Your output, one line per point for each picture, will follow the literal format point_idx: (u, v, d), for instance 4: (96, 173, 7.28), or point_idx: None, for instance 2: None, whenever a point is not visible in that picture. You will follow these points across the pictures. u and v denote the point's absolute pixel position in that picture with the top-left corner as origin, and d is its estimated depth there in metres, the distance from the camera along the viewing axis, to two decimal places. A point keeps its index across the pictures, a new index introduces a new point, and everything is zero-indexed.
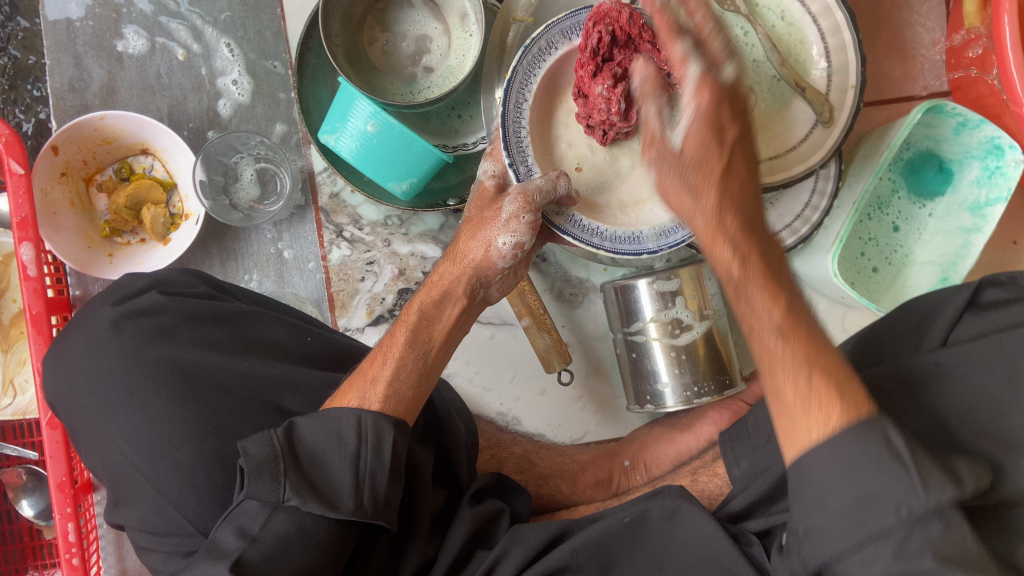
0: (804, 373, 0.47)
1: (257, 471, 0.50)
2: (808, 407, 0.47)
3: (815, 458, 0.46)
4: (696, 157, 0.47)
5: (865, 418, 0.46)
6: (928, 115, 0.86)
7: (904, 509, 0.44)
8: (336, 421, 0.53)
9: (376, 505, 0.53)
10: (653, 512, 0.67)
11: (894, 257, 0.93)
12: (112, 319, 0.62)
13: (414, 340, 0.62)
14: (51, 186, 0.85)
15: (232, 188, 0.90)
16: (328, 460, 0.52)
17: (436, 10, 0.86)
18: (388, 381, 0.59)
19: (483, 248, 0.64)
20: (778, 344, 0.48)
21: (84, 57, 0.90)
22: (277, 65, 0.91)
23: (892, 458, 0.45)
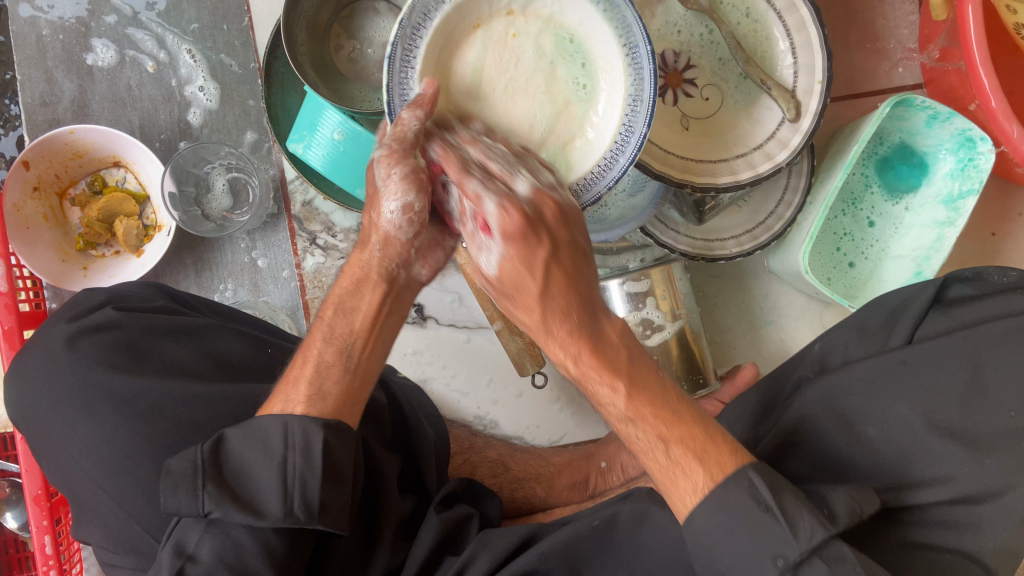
0: (660, 447, 0.51)
1: (175, 485, 0.51)
2: (678, 475, 0.51)
3: (697, 524, 0.51)
4: (515, 280, 0.51)
5: (732, 472, 0.51)
6: (899, 109, 0.85)
7: (779, 560, 0.49)
8: (261, 431, 0.53)
9: (309, 512, 0.53)
10: (621, 515, 0.67)
11: (871, 251, 0.92)
12: (69, 337, 0.62)
13: (334, 338, 0.59)
14: (23, 201, 0.85)
15: (205, 199, 0.90)
16: (255, 470, 0.53)
17: (401, 16, 0.86)
18: (309, 381, 0.57)
19: (379, 225, 0.56)
20: (624, 413, 0.52)
21: (55, 72, 0.91)
22: (246, 74, 0.91)
23: (765, 513, 0.49)
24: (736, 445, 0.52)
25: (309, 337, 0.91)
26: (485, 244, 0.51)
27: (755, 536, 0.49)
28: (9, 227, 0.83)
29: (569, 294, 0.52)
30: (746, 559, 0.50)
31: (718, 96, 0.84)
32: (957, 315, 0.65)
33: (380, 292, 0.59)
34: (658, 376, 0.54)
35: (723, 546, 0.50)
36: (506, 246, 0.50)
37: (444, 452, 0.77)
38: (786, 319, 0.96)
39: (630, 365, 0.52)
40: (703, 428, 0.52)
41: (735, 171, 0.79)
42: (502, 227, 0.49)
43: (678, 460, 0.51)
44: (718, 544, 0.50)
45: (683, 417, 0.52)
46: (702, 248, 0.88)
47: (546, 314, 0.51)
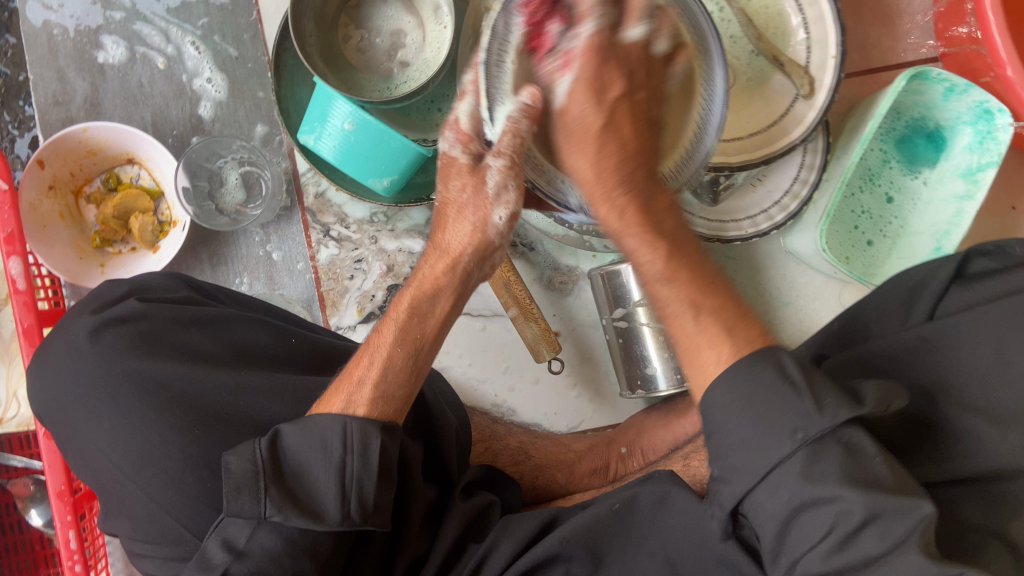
0: (691, 313, 0.53)
1: (235, 489, 0.51)
2: (716, 345, 0.52)
3: (718, 397, 0.50)
4: (585, 104, 0.55)
5: (760, 350, 0.51)
6: (915, 83, 0.84)
7: (799, 434, 0.46)
8: (319, 431, 0.53)
9: (365, 512, 0.53)
10: (641, 498, 0.66)
11: (889, 229, 0.91)
12: (92, 329, 0.63)
13: (405, 336, 0.60)
14: (39, 200, 0.86)
15: (219, 193, 0.90)
16: (312, 471, 0.52)
17: (408, 3, 0.85)
18: (374, 383, 0.58)
19: (475, 230, 0.61)
20: (664, 293, 0.55)
21: (67, 71, 0.91)
22: (256, 68, 0.91)
23: (787, 385, 0.48)
24: (768, 334, 0.53)
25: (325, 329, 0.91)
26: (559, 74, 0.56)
27: (771, 411, 0.47)
28: (26, 225, 0.83)
29: (612, 136, 0.56)
30: (756, 443, 0.47)
31: (731, 75, 0.82)
32: (976, 288, 0.65)
33: (452, 293, 0.63)
34: (694, 254, 0.57)
35: (740, 421, 0.48)
36: (585, 62, 0.55)
37: (468, 441, 0.77)
38: (804, 300, 0.95)
39: (671, 234, 0.57)
40: (732, 302, 0.54)
41: (750, 149, 0.79)
42: (514, 125, 0.54)
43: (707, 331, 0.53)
44: (730, 427, 0.49)
45: (716, 293, 0.54)
46: (717, 230, 0.87)
47: (609, 181, 0.56)
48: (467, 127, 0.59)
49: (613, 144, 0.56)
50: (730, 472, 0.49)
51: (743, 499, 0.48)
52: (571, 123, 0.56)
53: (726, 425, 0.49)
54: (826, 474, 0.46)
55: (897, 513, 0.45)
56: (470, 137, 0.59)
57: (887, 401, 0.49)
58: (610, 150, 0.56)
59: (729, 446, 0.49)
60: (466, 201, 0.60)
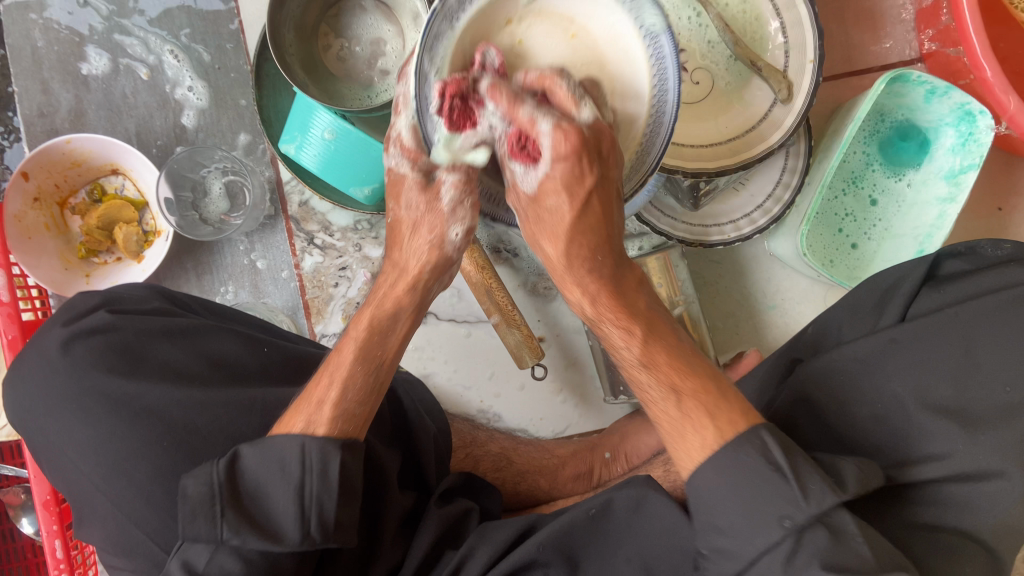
0: (672, 400, 0.57)
1: (192, 513, 0.51)
2: (691, 431, 0.55)
3: (709, 488, 0.52)
4: (568, 180, 0.54)
5: (743, 431, 0.53)
6: (896, 86, 0.84)
7: (786, 521, 0.49)
8: (276, 454, 0.54)
9: (325, 532, 0.53)
10: (616, 503, 0.67)
11: (874, 232, 0.91)
12: (63, 341, 0.63)
13: (365, 355, 0.61)
14: (24, 211, 0.86)
15: (202, 203, 0.91)
16: (270, 492, 0.53)
17: (387, 12, 0.85)
18: (334, 401, 0.58)
19: (434, 242, 0.61)
20: (643, 379, 0.59)
21: (51, 83, 0.92)
22: (239, 78, 0.92)
23: (772, 470, 0.50)
24: (747, 408, 0.56)
25: (310, 337, 0.92)
26: (533, 167, 0.55)
27: (759, 496, 0.50)
28: (10, 236, 0.84)
29: (582, 225, 0.56)
30: (743, 532, 0.50)
31: (709, 79, 0.81)
32: (950, 291, 0.65)
33: (411, 312, 0.64)
34: (673, 333, 0.61)
35: (726, 503, 0.51)
36: (557, 163, 0.54)
37: (446, 447, 0.77)
38: (789, 303, 0.95)
39: (646, 314, 0.61)
40: (713, 383, 0.57)
41: (729, 154, 0.79)
42: (555, 148, 0.53)
43: (687, 415, 0.56)
44: (721, 512, 0.51)
45: (696, 375, 0.58)
46: (699, 235, 0.87)
47: (577, 265, 0.59)
48: (410, 143, 0.59)
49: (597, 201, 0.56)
50: (717, 551, 0.51)
51: (742, 571, 0.50)
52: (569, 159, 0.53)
53: (719, 508, 0.51)
54: (810, 558, 0.47)
55: (874, 570, 0.47)
56: (415, 153, 0.59)
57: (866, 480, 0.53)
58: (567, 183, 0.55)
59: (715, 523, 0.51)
60: (424, 215, 0.61)
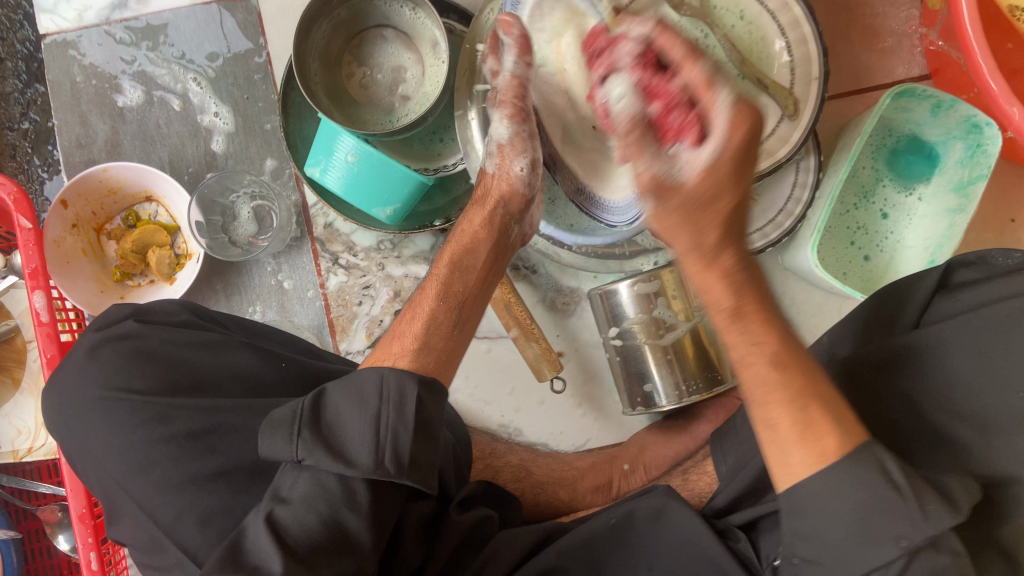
0: (796, 403, 0.52)
1: (277, 428, 0.54)
2: (804, 439, 0.51)
3: (811, 488, 0.50)
4: (707, 194, 0.51)
5: (854, 449, 0.50)
6: (902, 100, 0.87)
7: (903, 542, 0.48)
8: (361, 387, 0.55)
9: (399, 463, 0.53)
10: (637, 514, 0.69)
11: (885, 244, 0.93)
12: (92, 346, 0.65)
13: (446, 293, 0.67)
14: (63, 237, 0.90)
15: (231, 226, 0.94)
16: (349, 420, 0.53)
17: (408, 41, 0.89)
18: (416, 336, 0.64)
19: (506, 181, 0.72)
20: (773, 377, 0.52)
21: (89, 115, 0.97)
22: (266, 106, 0.95)
23: (893, 488, 0.48)
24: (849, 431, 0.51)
25: (335, 354, 0.95)
26: (686, 149, 0.51)
27: (879, 517, 0.48)
28: (50, 260, 0.88)
29: (697, 210, 0.52)
30: (855, 548, 0.49)
31: None
32: (960, 299, 0.66)
33: (490, 243, 0.71)
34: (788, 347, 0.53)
35: (828, 530, 0.50)
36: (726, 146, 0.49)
37: (467, 456, 0.78)
38: (804, 316, 0.96)
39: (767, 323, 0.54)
40: (809, 393, 0.52)
41: None
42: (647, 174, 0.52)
43: (807, 424, 0.51)
44: (820, 533, 0.50)
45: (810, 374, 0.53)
46: None
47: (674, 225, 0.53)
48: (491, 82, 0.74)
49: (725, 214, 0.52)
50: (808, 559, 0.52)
51: None
52: (676, 208, 0.52)
53: (813, 534, 0.51)
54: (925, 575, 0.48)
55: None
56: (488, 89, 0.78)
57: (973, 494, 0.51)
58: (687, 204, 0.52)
59: (809, 536, 0.51)
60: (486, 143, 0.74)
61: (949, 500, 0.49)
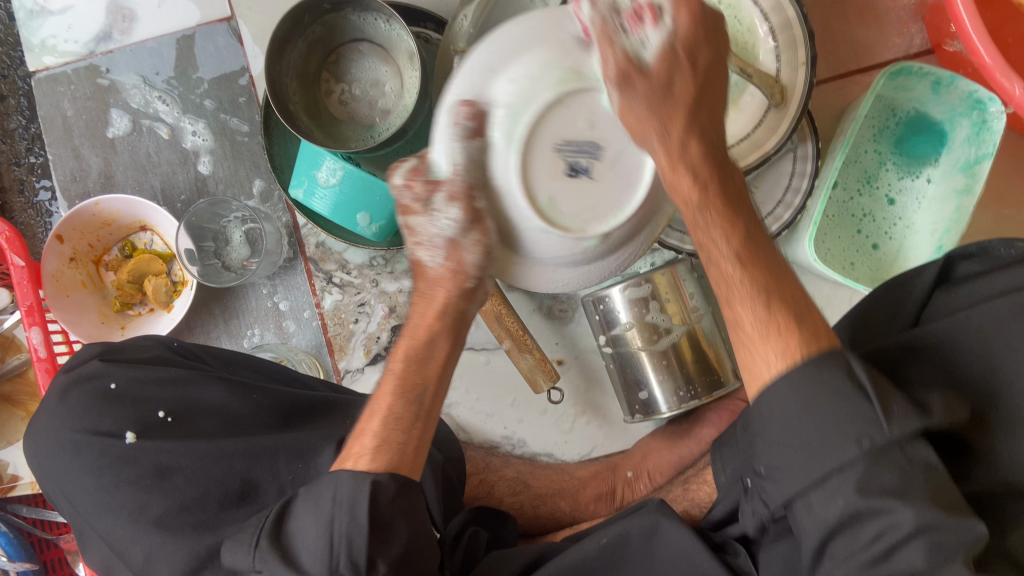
0: (760, 300, 0.48)
1: (238, 538, 0.52)
2: (767, 338, 0.47)
3: (776, 394, 0.45)
4: (654, 106, 0.48)
5: (827, 351, 0.45)
6: (900, 79, 0.82)
7: (864, 442, 0.42)
8: (318, 491, 0.50)
9: (355, 573, 0.47)
10: (631, 533, 0.65)
11: (895, 230, 0.88)
12: (61, 388, 0.67)
13: (405, 386, 0.55)
14: (62, 270, 0.91)
15: (224, 251, 0.96)
16: (304, 529, 0.49)
17: (385, 54, 0.88)
18: (375, 434, 0.53)
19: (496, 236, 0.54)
20: (731, 274, 0.49)
21: (82, 148, 0.98)
22: (251, 127, 0.95)
23: (855, 389, 0.43)
24: (827, 326, 0.47)
25: (335, 374, 0.94)
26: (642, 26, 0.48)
27: (832, 420, 0.43)
28: (49, 295, 0.89)
29: (710, 168, 0.50)
30: (812, 452, 0.43)
31: None
32: (962, 294, 0.59)
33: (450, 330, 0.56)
34: (772, 250, 0.51)
35: (793, 433, 0.44)
36: (680, 15, 0.48)
37: (457, 474, 0.77)
38: None
39: (750, 226, 0.51)
40: (802, 297, 0.48)
41: None
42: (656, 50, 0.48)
43: (771, 324, 0.47)
44: (783, 437, 0.45)
45: (787, 279, 0.49)
46: None
47: (699, 204, 0.50)
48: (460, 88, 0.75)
49: (705, 116, 0.50)
50: (779, 483, 0.46)
51: (794, 499, 0.45)
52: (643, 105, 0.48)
53: (777, 445, 0.45)
54: (884, 485, 0.42)
55: (954, 528, 0.42)
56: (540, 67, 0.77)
57: (953, 411, 0.46)
58: (648, 99, 0.48)
59: (777, 444, 0.45)
60: None
61: (922, 409, 0.45)
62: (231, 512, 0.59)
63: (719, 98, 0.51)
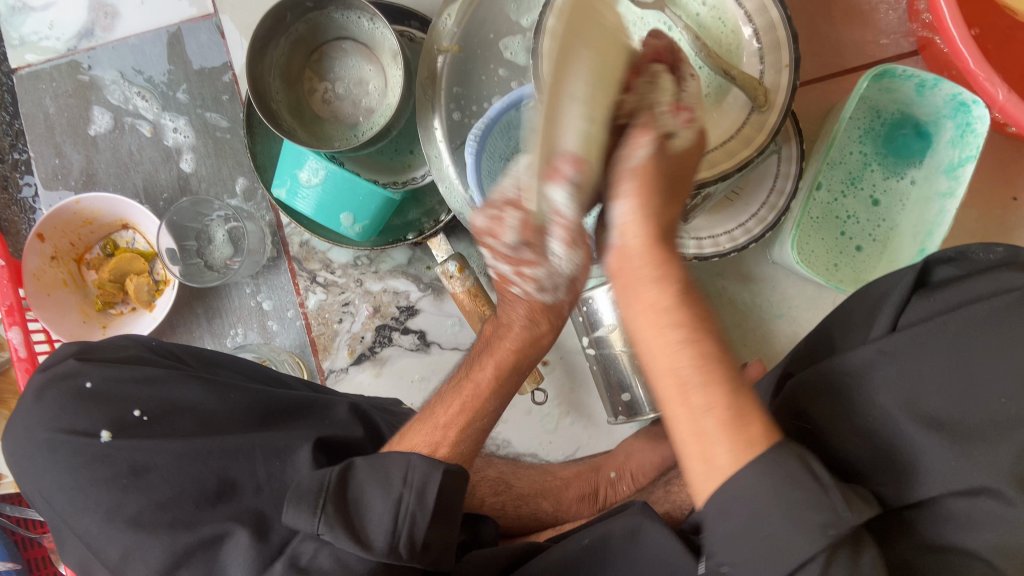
0: (698, 380, 0.44)
1: (298, 500, 0.52)
2: (730, 440, 0.43)
3: (740, 482, 0.43)
4: (651, 217, 0.48)
5: (786, 443, 0.43)
6: (884, 81, 0.82)
7: (831, 531, 0.42)
8: (386, 467, 0.54)
9: (413, 549, 0.52)
10: (613, 536, 0.65)
11: (878, 232, 0.89)
12: (37, 388, 0.66)
13: (499, 385, 0.59)
14: (43, 269, 0.91)
15: (207, 250, 0.95)
16: (368, 499, 0.52)
17: (369, 53, 0.87)
18: (458, 430, 0.58)
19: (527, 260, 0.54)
20: (681, 364, 0.44)
21: (64, 146, 0.98)
22: (233, 125, 0.94)
23: (816, 484, 0.42)
24: (772, 430, 0.44)
25: (319, 373, 0.94)
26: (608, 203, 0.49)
27: (790, 502, 0.42)
28: (29, 294, 0.88)
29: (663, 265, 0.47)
30: (768, 557, 0.43)
31: None
32: (940, 298, 0.58)
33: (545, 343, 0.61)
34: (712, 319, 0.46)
35: (752, 533, 0.43)
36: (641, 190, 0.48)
37: None
38: (796, 311, 0.93)
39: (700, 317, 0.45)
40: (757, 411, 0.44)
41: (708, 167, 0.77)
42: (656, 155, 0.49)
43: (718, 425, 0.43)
44: (733, 535, 0.44)
45: (727, 368, 0.44)
46: (694, 248, 0.87)
47: (666, 316, 0.45)
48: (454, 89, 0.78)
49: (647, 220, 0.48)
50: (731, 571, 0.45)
51: None
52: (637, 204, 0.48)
53: (735, 545, 0.44)
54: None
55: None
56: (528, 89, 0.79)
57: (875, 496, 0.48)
58: (647, 230, 0.48)
59: (733, 545, 0.44)
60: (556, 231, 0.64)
61: (867, 502, 0.45)
62: (209, 511, 0.58)
63: (682, 186, 0.52)
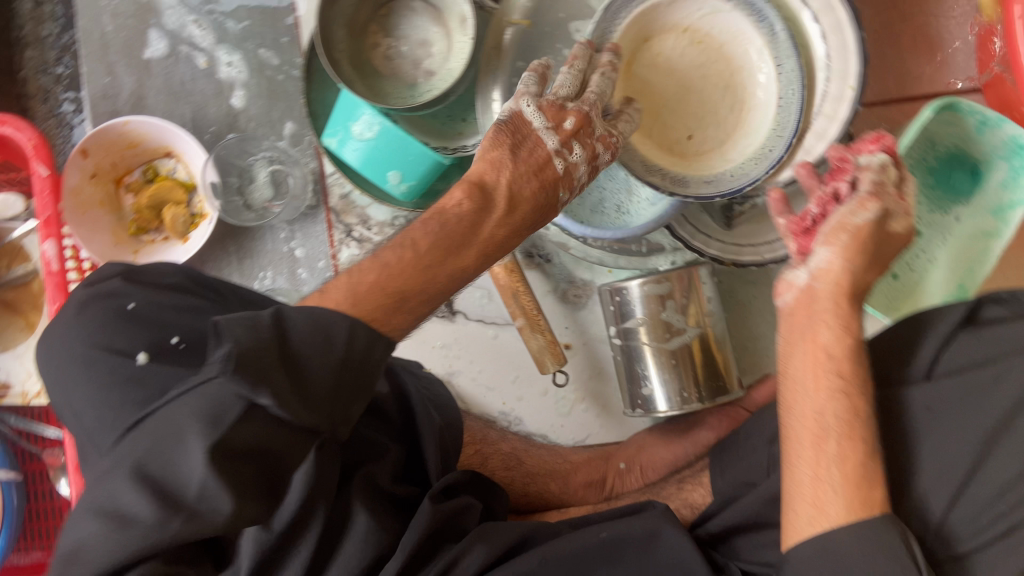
0: (834, 439, 0.56)
1: (243, 356, 0.45)
2: (841, 493, 0.55)
3: (838, 539, 0.53)
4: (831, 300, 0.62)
5: (879, 516, 0.54)
6: (947, 114, 0.82)
7: None
8: (332, 327, 0.49)
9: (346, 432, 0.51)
10: (631, 534, 0.67)
11: (915, 263, 0.88)
12: (80, 302, 0.67)
13: (443, 246, 0.58)
14: (82, 185, 0.90)
15: (247, 189, 0.93)
16: (311, 365, 0.48)
17: (437, 16, 0.87)
18: (425, 287, 0.57)
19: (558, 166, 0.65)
20: (827, 425, 0.57)
21: (116, 66, 0.96)
22: (291, 71, 0.95)
23: (913, 564, 0.52)
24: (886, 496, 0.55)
25: None
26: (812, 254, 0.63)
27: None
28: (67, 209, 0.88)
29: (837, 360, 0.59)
30: None
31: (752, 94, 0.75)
32: (987, 337, 0.59)
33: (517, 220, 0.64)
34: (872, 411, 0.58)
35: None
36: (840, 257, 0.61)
37: (456, 443, 0.76)
38: None
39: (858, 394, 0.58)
40: (877, 475, 0.55)
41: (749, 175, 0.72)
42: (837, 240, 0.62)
43: (842, 485, 0.55)
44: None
45: (855, 433, 0.56)
46: (732, 254, 0.81)
47: (823, 382, 0.59)
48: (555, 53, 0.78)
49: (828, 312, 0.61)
50: None
51: None
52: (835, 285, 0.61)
53: None
54: None
55: None
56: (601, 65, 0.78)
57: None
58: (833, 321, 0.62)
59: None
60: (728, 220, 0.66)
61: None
62: None
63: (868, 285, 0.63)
